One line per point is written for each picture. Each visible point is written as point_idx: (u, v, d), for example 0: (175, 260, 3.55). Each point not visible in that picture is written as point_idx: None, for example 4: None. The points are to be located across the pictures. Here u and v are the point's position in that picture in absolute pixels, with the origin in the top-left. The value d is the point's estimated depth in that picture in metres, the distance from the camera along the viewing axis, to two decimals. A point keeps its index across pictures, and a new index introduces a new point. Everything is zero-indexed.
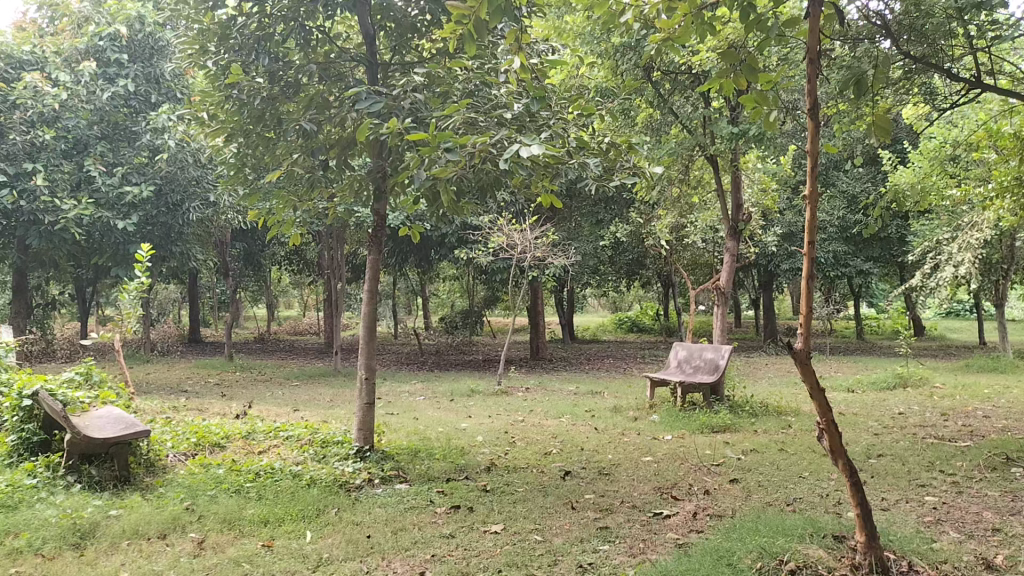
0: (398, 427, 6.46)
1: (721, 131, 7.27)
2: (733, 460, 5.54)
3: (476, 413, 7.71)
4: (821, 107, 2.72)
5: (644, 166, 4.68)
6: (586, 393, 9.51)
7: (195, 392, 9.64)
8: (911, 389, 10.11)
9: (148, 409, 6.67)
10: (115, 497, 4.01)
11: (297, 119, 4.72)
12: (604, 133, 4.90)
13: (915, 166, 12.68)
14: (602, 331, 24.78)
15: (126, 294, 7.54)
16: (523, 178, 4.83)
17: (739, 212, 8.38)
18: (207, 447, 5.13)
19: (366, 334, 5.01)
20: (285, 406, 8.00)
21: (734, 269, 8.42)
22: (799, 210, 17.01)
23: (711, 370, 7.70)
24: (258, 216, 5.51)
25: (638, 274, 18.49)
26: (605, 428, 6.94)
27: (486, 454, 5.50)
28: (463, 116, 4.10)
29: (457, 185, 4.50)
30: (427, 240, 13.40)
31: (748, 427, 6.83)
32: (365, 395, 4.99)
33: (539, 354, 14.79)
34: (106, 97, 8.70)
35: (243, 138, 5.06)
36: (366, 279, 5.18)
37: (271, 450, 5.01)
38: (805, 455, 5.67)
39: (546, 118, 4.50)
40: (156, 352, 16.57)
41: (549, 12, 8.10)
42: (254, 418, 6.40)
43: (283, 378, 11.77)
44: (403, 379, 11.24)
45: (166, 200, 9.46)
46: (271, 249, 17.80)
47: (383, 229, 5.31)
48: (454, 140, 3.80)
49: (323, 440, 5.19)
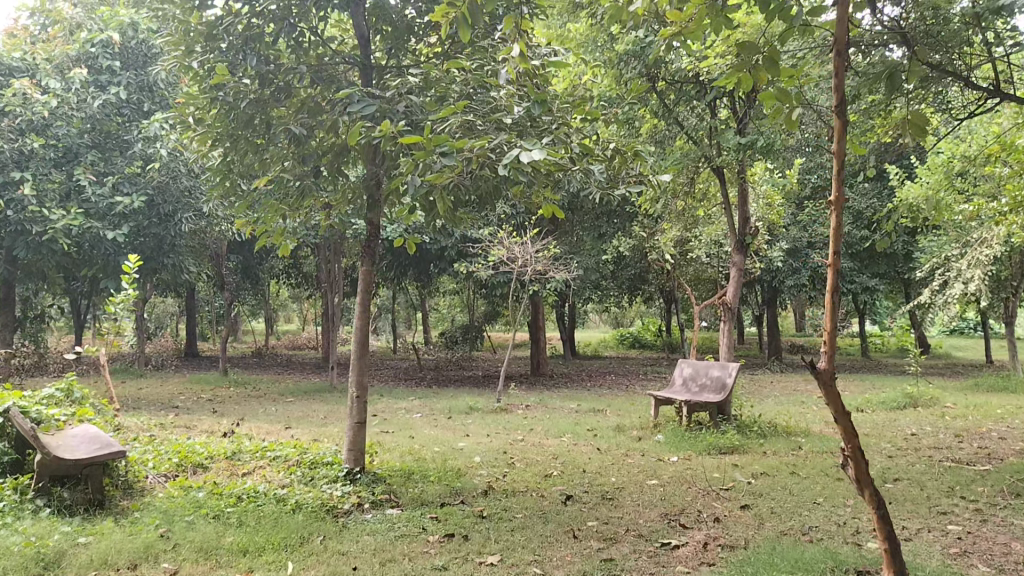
0: (393, 447, 6.20)
1: (728, 142, 7.09)
2: (742, 484, 5.28)
3: (473, 432, 7.46)
4: (849, 104, 2.49)
5: (650, 174, 4.44)
6: (587, 411, 9.25)
7: (186, 408, 9.39)
8: (922, 409, 9.83)
9: (133, 426, 6.43)
10: (86, 523, 3.76)
11: (287, 123, 4.51)
12: (608, 139, 4.68)
13: (923, 181, 12.44)
14: (603, 347, 24.54)
15: (114, 307, 7.30)
16: (525, 186, 4.60)
17: (746, 226, 8.10)
18: (189, 468, 4.88)
19: (357, 349, 4.77)
20: (278, 423, 7.75)
21: (741, 284, 8.16)
22: (803, 226, 16.79)
23: (718, 389, 7.42)
24: (247, 225, 5.29)
25: (640, 289, 18.26)
26: (607, 448, 6.69)
27: (484, 477, 5.24)
28: (461, 119, 3.88)
29: (455, 193, 4.27)
30: (427, 254, 13.18)
31: (756, 448, 6.56)
32: (356, 414, 4.75)
33: (540, 370, 14.52)
34: (98, 105, 8.41)
35: (230, 144, 4.84)
36: (358, 292, 4.92)
37: (257, 472, 4.76)
38: (818, 480, 5.41)
39: (548, 124, 4.27)
40: (151, 365, 16.32)
41: (552, 19, 7.92)
42: (243, 436, 6.15)
43: (278, 393, 11.53)
44: (400, 396, 10.98)
45: (158, 210, 9.27)
46: (269, 261, 17.60)
47: (376, 239, 5.06)
48: (451, 143, 3.58)
49: (312, 462, 4.94)
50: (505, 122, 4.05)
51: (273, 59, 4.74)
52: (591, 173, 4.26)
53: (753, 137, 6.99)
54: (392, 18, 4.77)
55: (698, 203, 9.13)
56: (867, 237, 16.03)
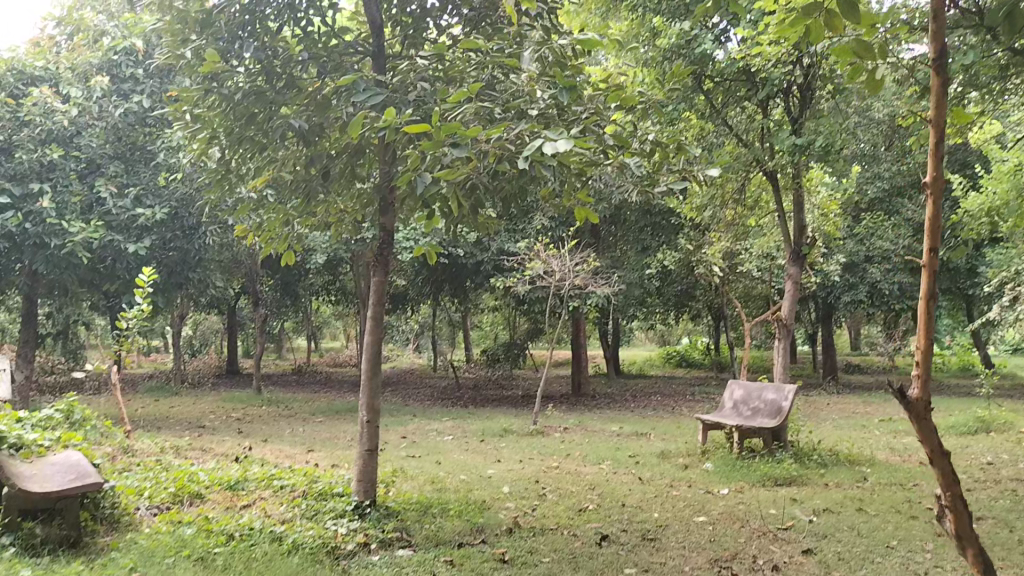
0: (414, 475, 5.70)
1: (783, 144, 6.57)
2: (803, 523, 4.66)
3: (506, 457, 6.93)
4: (950, 57, 1.94)
5: (695, 170, 3.90)
6: (631, 434, 8.65)
7: (211, 428, 9.02)
8: (996, 434, 9.04)
9: (143, 452, 6.04)
10: (52, 566, 3.32)
11: (288, 118, 4.07)
12: (648, 130, 4.15)
13: (991, 189, 11.63)
14: (649, 365, 23.88)
15: (125, 322, 6.98)
16: (553, 185, 4.10)
17: (802, 236, 7.46)
18: (186, 499, 4.45)
19: (369, 368, 4.32)
20: (300, 446, 7.33)
21: (798, 298, 7.52)
22: (860, 239, 16.10)
23: (773, 414, 6.80)
24: (250, 232, 4.86)
25: (687, 305, 17.62)
26: (651, 478, 6.09)
27: (510, 511, 4.71)
28: (477, 105, 3.37)
29: (475, 193, 3.78)
30: (463, 268, 12.75)
31: (816, 479, 5.94)
32: (366, 442, 4.28)
33: (581, 391, 13.94)
34: (118, 114, 8.24)
35: (228, 143, 4.40)
36: (370, 305, 4.45)
37: (256, 504, 4.31)
38: (891, 519, 4.78)
39: (579, 113, 3.79)
40: (187, 383, 16.09)
41: (588, 16, 7.43)
42: (254, 462, 5.70)
43: (309, 413, 11.11)
44: (433, 417, 10.51)
45: (182, 223, 8.92)
46: (308, 278, 17.40)
47: (392, 247, 4.60)
48: (465, 135, 3.10)
49: (318, 493, 4.46)
50: (530, 111, 3.55)
51: (280, 50, 4.26)
52: (628, 167, 3.74)
53: (809, 139, 6.44)
54: (410, 10, 4.41)
55: (751, 212, 8.52)
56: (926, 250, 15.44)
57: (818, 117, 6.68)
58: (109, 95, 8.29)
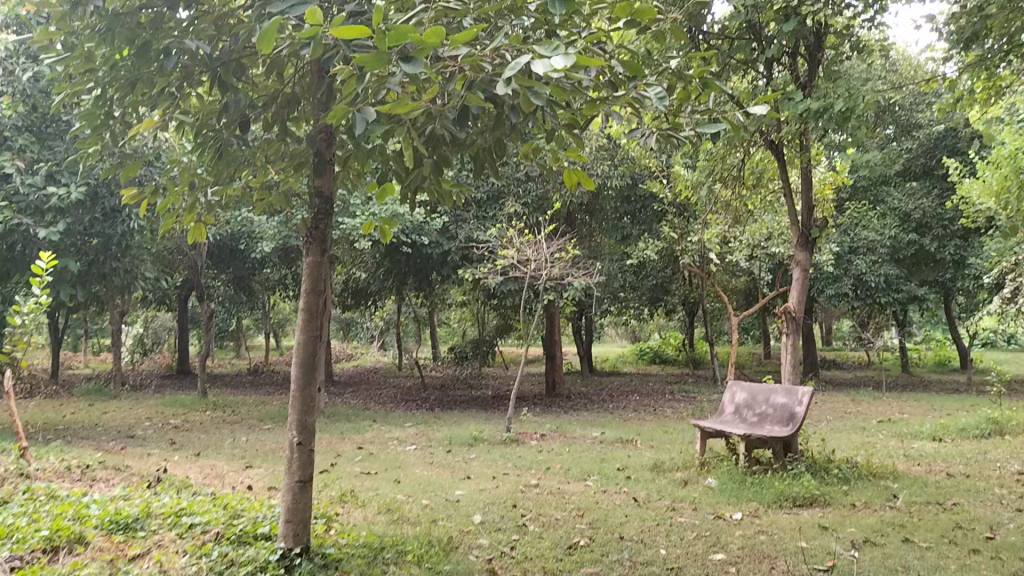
0: (366, 501, 4.72)
1: (796, 108, 5.64)
2: (847, 562, 3.74)
3: (477, 473, 5.96)
4: None
5: (726, 107, 2.92)
6: (615, 442, 7.71)
7: (140, 439, 7.93)
8: (1010, 436, 8.20)
9: (36, 476, 4.97)
10: None
11: (186, 39, 3.00)
12: (661, 62, 3.16)
13: (989, 175, 10.90)
14: (622, 362, 23.13)
15: (19, 317, 5.91)
16: (536, 134, 3.10)
17: (811, 216, 6.54)
18: (63, 545, 3.42)
19: (301, 375, 3.35)
20: (236, 462, 6.30)
21: (806, 287, 6.61)
22: (844, 229, 15.32)
23: (784, 420, 5.91)
24: (152, 199, 3.83)
25: (663, 300, 16.78)
26: (648, 499, 5.15)
27: (483, 553, 3.76)
28: (437, 8, 2.37)
29: (437, 146, 2.78)
30: (429, 260, 11.76)
31: (842, 498, 5.06)
32: (297, 470, 3.30)
33: (555, 391, 13.02)
34: (28, 77, 7.24)
35: (108, 82, 3.30)
36: (302, 292, 3.44)
37: (148, 556, 3.30)
38: (949, 554, 3.89)
39: (576, 28, 2.77)
40: (130, 386, 14.90)
41: None
42: (171, 488, 4.66)
43: (257, 418, 10.06)
44: (395, 422, 9.50)
45: (103, 204, 7.87)
46: (262, 272, 16.32)
47: (329, 216, 3.55)
48: (421, 44, 2.08)
49: (236, 536, 3.50)
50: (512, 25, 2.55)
51: None
52: (643, 103, 2.74)
53: (824, 103, 5.51)
54: None
55: (750, 193, 7.63)
56: (913, 241, 14.77)
57: (834, 80, 5.77)
58: (16, 57, 7.20)
